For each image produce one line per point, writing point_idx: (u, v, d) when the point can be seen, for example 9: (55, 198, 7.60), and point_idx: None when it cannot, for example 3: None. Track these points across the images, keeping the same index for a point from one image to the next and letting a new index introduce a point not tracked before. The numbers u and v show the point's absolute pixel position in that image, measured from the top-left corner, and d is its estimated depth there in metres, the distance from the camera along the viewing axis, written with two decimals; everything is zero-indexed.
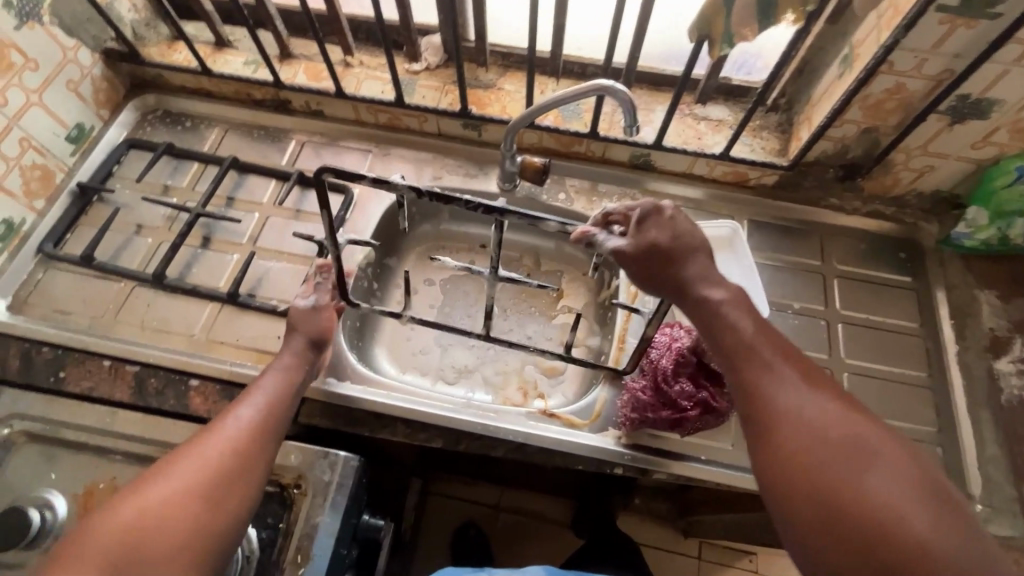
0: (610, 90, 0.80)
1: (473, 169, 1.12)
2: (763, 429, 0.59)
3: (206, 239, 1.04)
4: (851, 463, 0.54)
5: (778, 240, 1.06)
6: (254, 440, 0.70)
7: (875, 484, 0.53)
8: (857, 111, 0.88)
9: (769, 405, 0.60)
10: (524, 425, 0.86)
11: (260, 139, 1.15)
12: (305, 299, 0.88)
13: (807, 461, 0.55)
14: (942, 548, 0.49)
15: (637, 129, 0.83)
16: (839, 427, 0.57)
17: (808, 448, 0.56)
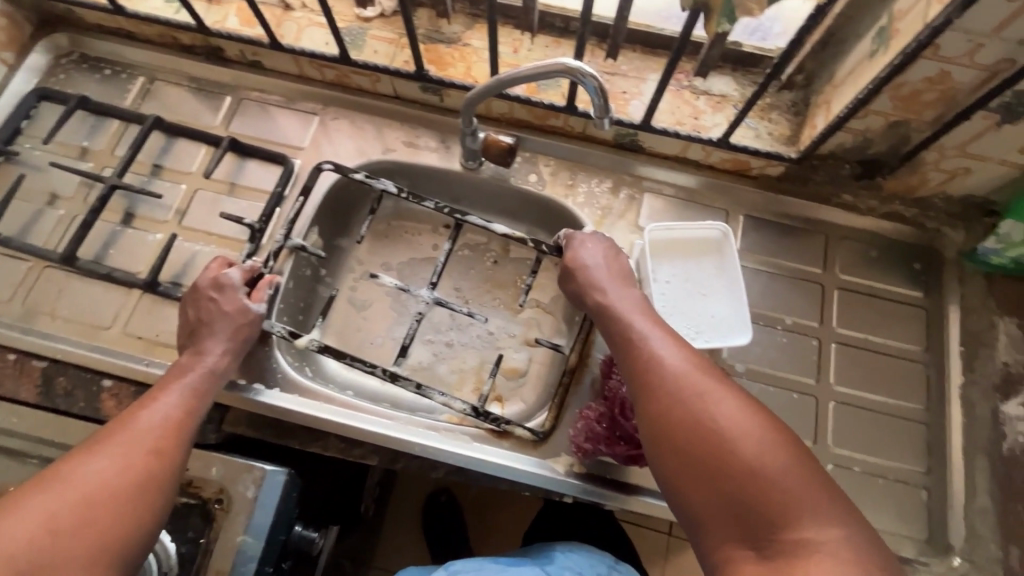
0: (579, 73, 0.65)
1: (434, 141, 0.97)
2: (648, 398, 0.61)
3: (127, 214, 0.92)
4: (721, 418, 0.56)
5: (777, 240, 0.93)
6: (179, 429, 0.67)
7: (721, 421, 0.56)
8: (886, 101, 0.72)
9: (651, 372, 0.62)
10: (466, 448, 0.79)
11: (191, 93, 1.00)
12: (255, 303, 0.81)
13: (685, 424, 0.57)
14: (803, 489, 0.52)
15: (610, 120, 0.70)
16: (690, 378, 0.61)
17: (685, 412, 0.58)
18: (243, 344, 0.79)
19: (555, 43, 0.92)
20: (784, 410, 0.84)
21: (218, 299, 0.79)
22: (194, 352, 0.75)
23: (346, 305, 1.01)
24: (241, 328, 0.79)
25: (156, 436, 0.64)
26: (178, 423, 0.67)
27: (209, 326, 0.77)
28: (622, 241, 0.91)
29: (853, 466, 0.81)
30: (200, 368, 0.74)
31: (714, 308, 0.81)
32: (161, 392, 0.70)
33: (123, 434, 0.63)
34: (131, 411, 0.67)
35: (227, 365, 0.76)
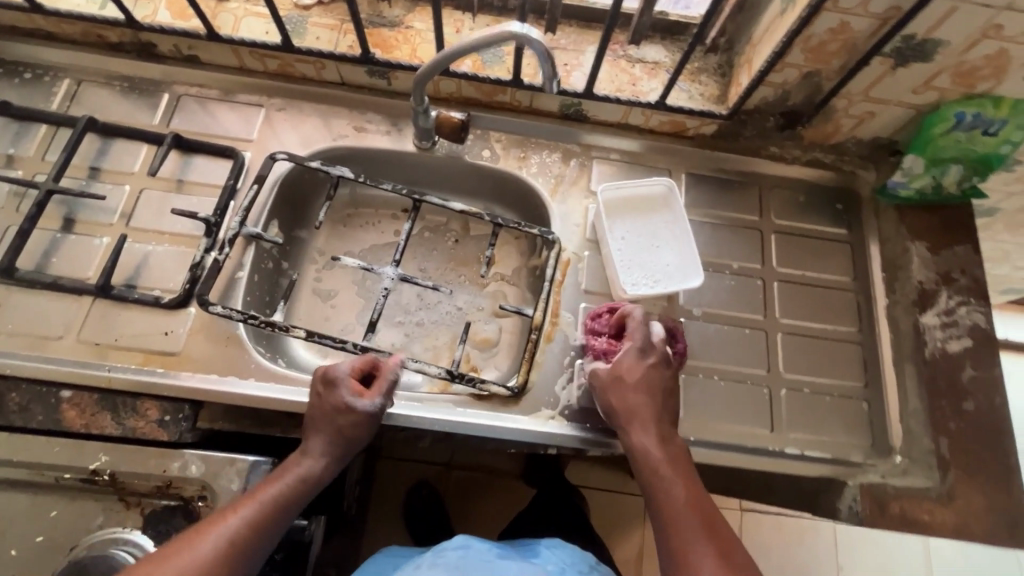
0: (525, 38, 0.69)
1: (385, 124, 0.98)
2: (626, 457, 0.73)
3: (67, 220, 0.87)
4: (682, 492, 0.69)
5: (717, 194, 1.00)
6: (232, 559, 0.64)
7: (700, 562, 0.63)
8: (798, 53, 0.80)
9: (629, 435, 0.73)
10: (448, 413, 0.81)
11: (125, 93, 0.96)
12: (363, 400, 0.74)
13: (656, 477, 0.70)
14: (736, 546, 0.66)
15: (558, 83, 0.73)
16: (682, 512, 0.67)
17: (651, 470, 0.70)
18: (345, 444, 0.74)
19: (496, 21, 0.96)
20: (738, 345, 0.91)
21: (324, 397, 0.75)
22: (298, 453, 0.73)
23: (311, 295, 1.00)
24: (342, 427, 0.73)
25: (202, 572, 0.62)
26: (229, 557, 0.64)
27: (309, 422, 0.74)
28: (577, 205, 0.96)
29: (803, 387, 0.89)
30: (290, 476, 0.71)
31: (668, 257, 0.88)
32: (241, 505, 0.67)
33: (176, 558, 0.62)
34: (202, 526, 0.66)
35: (326, 468, 0.73)
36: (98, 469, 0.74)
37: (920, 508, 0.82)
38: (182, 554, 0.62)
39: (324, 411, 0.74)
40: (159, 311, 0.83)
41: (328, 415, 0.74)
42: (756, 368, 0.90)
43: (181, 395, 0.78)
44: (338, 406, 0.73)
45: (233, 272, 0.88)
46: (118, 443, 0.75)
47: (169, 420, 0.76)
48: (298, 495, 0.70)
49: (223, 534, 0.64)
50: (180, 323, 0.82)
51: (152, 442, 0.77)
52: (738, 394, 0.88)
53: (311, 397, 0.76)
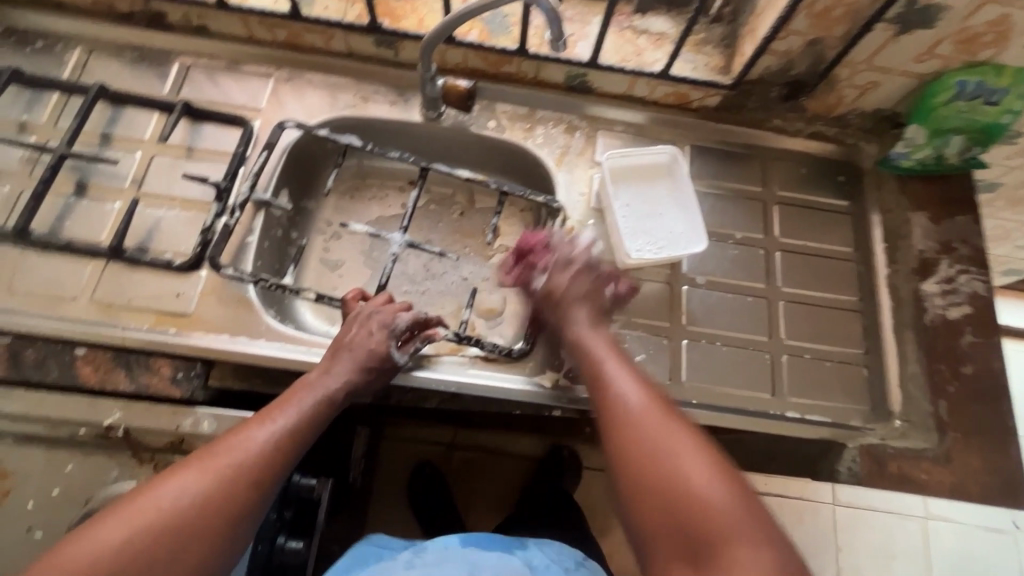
0: None
1: (392, 94, 0.99)
2: (615, 436, 0.67)
3: (80, 186, 0.89)
4: (686, 466, 0.62)
5: (720, 166, 1.01)
6: (270, 459, 0.66)
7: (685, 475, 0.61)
8: (803, 19, 0.81)
9: (615, 409, 0.69)
10: (456, 373, 0.84)
11: (135, 62, 0.97)
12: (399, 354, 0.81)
13: (641, 455, 0.64)
14: (733, 516, 0.58)
15: (565, 44, 0.74)
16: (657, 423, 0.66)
17: (638, 445, 0.65)
18: (368, 377, 0.78)
19: None
20: (740, 313, 0.92)
21: (376, 334, 0.79)
22: (323, 372, 0.76)
23: (318, 264, 1.02)
24: (374, 365, 0.78)
25: (249, 468, 0.64)
26: (272, 456, 0.66)
27: (343, 349, 0.78)
28: (582, 175, 0.97)
29: (804, 354, 0.91)
30: (318, 392, 0.74)
31: (672, 223, 0.89)
32: (276, 413, 0.69)
33: (219, 455, 0.64)
34: (233, 430, 0.67)
35: (348, 394, 0.76)
36: (113, 424, 0.76)
37: (916, 468, 0.84)
38: (221, 451, 0.64)
39: (372, 348, 0.78)
40: (171, 273, 0.84)
41: (376, 353, 0.78)
42: (758, 335, 0.91)
43: (193, 354, 0.80)
44: (386, 353, 0.78)
45: (243, 237, 0.89)
46: (132, 400, 0.77)
47: (181, 378, 0.78)
48: (327, 408, 0.74)
49: (257, 438, 0.66)
50: (192, 285, 0.84)
51: (164, 399, 0.78)
52: (741, 359, 0.89)
53: (357, 329, 0.80)
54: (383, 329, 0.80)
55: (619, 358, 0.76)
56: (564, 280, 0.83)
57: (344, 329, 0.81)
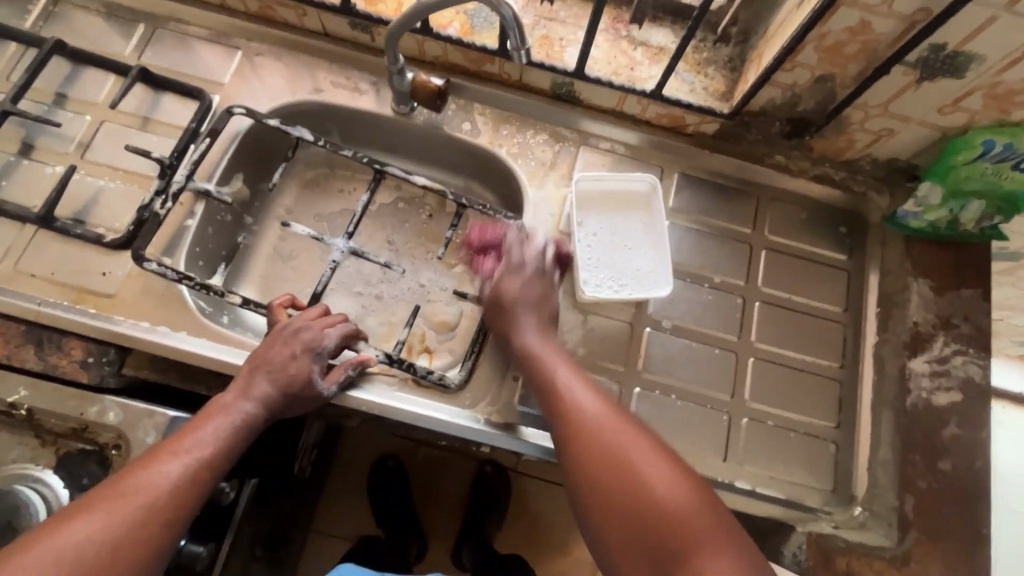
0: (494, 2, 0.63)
1: (364, 82, 0.92)
2: (576, 447, 0.63)
3: (23, 145, 0.85)
4: (651, 475, 0.58)
5: (710, 200, 0.92)
6: (183, 492, 0.63)
7: (644, 482, 0.58)
8: (812, 52, 0.71)
9: (574, 423, 0.65)
10: (381, 396, 0.79)
11: (101, 19, 0.92)
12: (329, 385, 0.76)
13: (601, 460, 0.61)
14: (705, 519, 0.55)
15: (526, 55, 0.68)
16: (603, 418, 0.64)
17: (600, 455, 0.61)
18: (286, 400, 0.74)
19: None
20: (704, 366, 0.84)
21: (300, 357, 0.75)
22: (239, 394, 0.72)
23: (268, 253, 0.96)
24: (292, 389, 0.74)
25: (159, 504, 0.61)
26: (185, 491, 0.63)
27: (262, 367, 0.74)
28: (554, 193, 0.90)
29: (767, 420, 0.83)
30: (234, 418, 0.70)
31: (638, 260, 0.81)
32: (188, 444, 0.66)
33: (125, 496, 0.60)
34: (140, 465, 0.63)
35: (265, 416, 0.73)
36: (16, 402, 0.72)
37: (870, 568, 0.76)
38: (130, 487, 0.61)
39: (293, 371, 0.74)
40: (101, 249, 0.80)
41: (298, 378, 0.74)
42: (720, 392, 0.83)
43: (108, 339, 0.76)
44: (307, 379, 0.74)
45: (183, 220, 0.84)
46: (38, 379, 0.73)
47: (91, 362, 0.74)
48: (246, 435, 0.71)
49: (169, 472, 0.63)
50: (119, 265, 0.79)
51: (70, 382, 0.74)
52: (696, 418, 0.82)
53: (279, 346, 0.75)
54: (306, 350, 0.76)
55: (571, 367, 0.72)
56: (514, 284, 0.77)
57: (266, 345, 0.76)
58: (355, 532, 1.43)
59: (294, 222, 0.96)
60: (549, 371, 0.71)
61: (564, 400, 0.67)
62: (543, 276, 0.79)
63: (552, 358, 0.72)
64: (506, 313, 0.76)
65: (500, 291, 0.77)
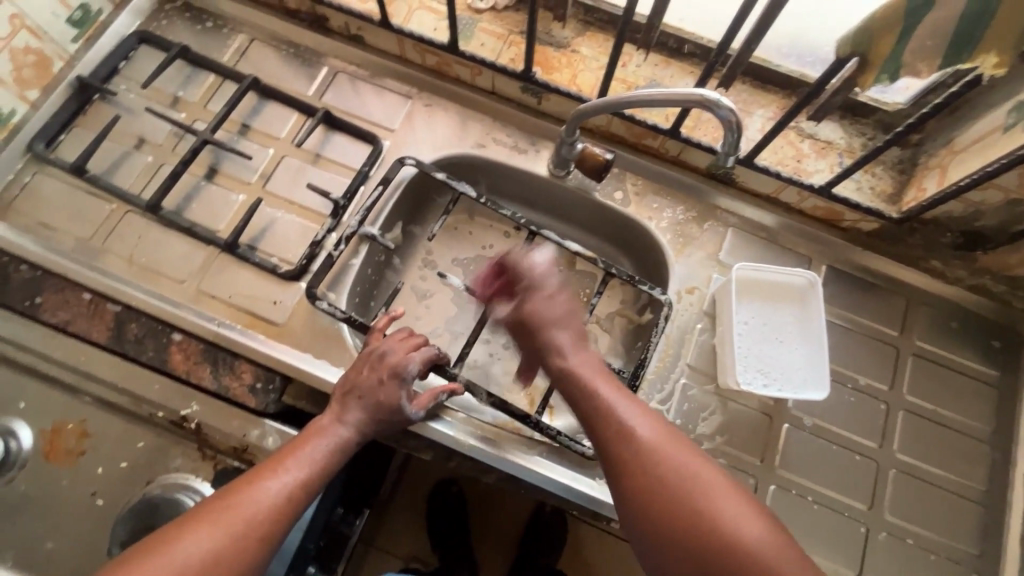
0: (715, 105, 0.63)
1: (524, 142, 0.95)
2: (621, 474, 0.62)
3: (211, 170, 0.92)
4: (719, 500, 0.58)
5: (856, 297, 0.91)
6: (285, 509, 0.68)
7: (711, 502, 0.58)
8: (1014, 179, 0.70)
9: (616, 449, 0.63)
10: (515, 456, 0.78)
11: (289, 58, 0.99)
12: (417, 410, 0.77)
13: (666, 490, 0.59)
14: (770, 553, 0.55)
15: (734, 157, 0.68)
16: (653, 431, 0.64)
17: (650, 470, 0.61)
18: (378, 422, 0.77)
19: (666, 63, 0.91)
20: (842, 470, 0.83)
21: (387, 382, 0.77)
22: (333, 418, 0.76)
23: (407, 291, 1.00)
24: (382, 411, 0.77)
25: (263, 520, 0.66)
26: (283, 507, 0.68)
27: (353, 393, 0.77)
28: (700, 272, 0.90)
29: (906, 538, 0.80)
30: (330, 441, 0.74)
31: (793, 358, 0.80)
32: (287, 463, 0.71)
33: (231, 510, 0.65)
34: (245, 480, 0.68)
35: (358, 440, 0.76)
36: (188, 416, 0.78)
37: None
38: (244, 499, 0.66)
39: (382, 397, 0.76)
40: (274, 279, 0.85)
41: (385, 402, 0.77)
42: (856, 500, 0.81)
43: (275, 368, 0.80)
44: (396, 403, 0.76)
45: (347, 259, 0.89)
46: (211, 397, 0.78)
47: (259, 389, 0.78)
48: (339, 457, 0.74)
49: (275, 487, 0.68)
50: (289, 295, 0.85)
51: (237, 404, 0.79)
52: (831, 524, 0.80)
53: (368, 370, 0.78)
54: (394, 373, 0.78)
55: (614, 386, 0.70)
56: (541, 304, 0.77)
57: (355, 370, 0.79)
58: (407, 552, 1.41)
59: (446, 271, 1.00)
60: (593, 392, 0.69)
61: (607, 416, 0.66)
62: (567, 288, 0.80)
63: (598, 380, 0.70)
64: (542, 337, 0.75)
65: (533, 317, 0.77)
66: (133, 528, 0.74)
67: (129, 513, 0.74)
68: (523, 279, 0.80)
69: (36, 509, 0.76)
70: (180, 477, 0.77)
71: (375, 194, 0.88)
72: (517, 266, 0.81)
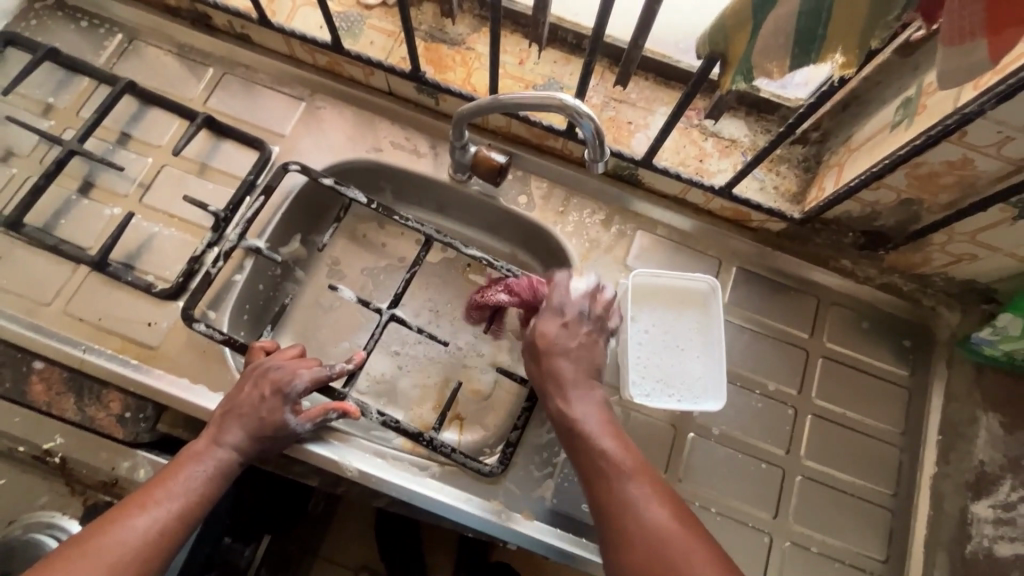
0: (578, 115, 0.63)
1: (423, 145, 0.91)
2: (594, 503, 0.61)
3: (85, 182, 0.85)
4: (691, 561, 0.54)
5: (767, 299, 0.88)
6: (156, 549, 0.58)
7: (683, 566, 0.54)
8: (901, 177, 0.68)
9: (601, 494, 0.61)
10: (410, 480, 0.74)
11: (172, 58, 0.93)
12: (298, 421, 0.70)
13: (647, 556, 0.55)
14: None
15: (601, 166, 0.67)
16: (645, 501, 0.59)
17: (624, 505, 0.59)
18: (263, 444, 0.69)
19: (565, 60, 0.87)
20: (747, 479, 0.80)
21: (269, 400, 0.69)
22: (212, 441, 0.67)
23: (310, 304, 0.94)
24: (265, 432, 0.68)
25: (125, 564, 0.56)
26: (156, 546, 0.58)
27: (233, 412, 0.69)
28: (606, 277, 0.87)
29: (811, 546, 0.79)
30: (209, 466, 0.65)
31: (692, 366, 0.78)
32: (161, 493, 0.61)
33: (89, 556, 0.55)
34: (107, 518, 0.58)
35: (241, 464, 0.68)
36: (51, 450, 0.73)
37: None
38: (100, 542, 0.56)
39: (263, 416, 0.69)
40: (149, 298, 0.80)
41: (268, 422, 0.69)
42: (762, 511, 0.79)
43: (146, 395, 0.75)
44: (278, 423, 0.69)
45: (231, 274, 0.84)
46: (77, 429, 0.74)
47: (128, 418, 0.74)
48: (221, 485, 0.65)
49: (143, 524, 0.58)
50: (164, 316, 0.79)
51: (104, 435, 0.73)
52: (735, 536, 0.78)
53: (250, 388, 0.70)
54: (276, 392, 0.70)
55: (603, 417, 0.68)
56: (552, 329, 0.73)
57: (237, 387, 0.71)
58: (357, 561, 1.25)
59: (339, 284, 0.93)
60: (592, 443, 0.64)
61: (586, 449, 0.64)
62: (596, 323, 0.75)
63: (599, 432, 0.65)
64: (547, 364, 0.71)
65: (541, 338, 0.72)
66: None
67: None
68: (550, 302, 0.75)
69: None
70: (43, 516, 0.71)
71: (258, 204, 0.82)
72: (552, 291, 0.75)
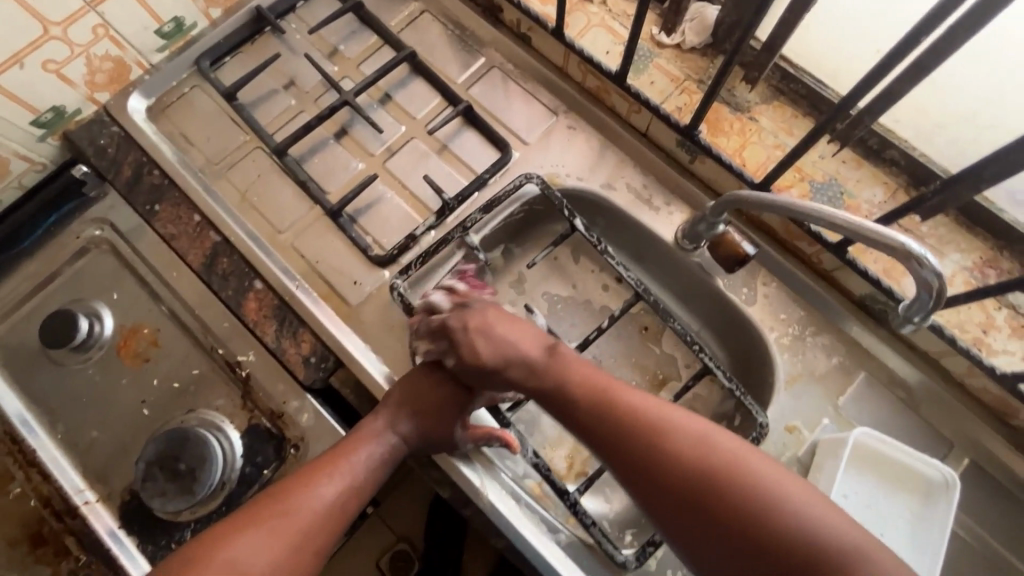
0: (924, 265, 0.57)
1: (659, 198, 0.85)
2: (617, 447, 0.60)
3: (342, 130, 0.91)
4: (704, 443, 0.57)
5: (998, 511, 0.73)
6: (335, 519, 0.62)
7: (678, 443, 0.57)
8: None
9: (616, 433, 0.60)
10: (547, 536, 0.72)
11: (451, 38, 0.96)
12: (467, 438, 0.70)
13: (650, 446, 0.58)
14: (792, 498, 0.53)
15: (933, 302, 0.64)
16: (629, 395, 0.62)
17: (656, 445, 0.58)
18: (428, 442, 0.70)
19: (856, 164, 0.78)
20: None
21: (446, 406, 0.70)
22: (388, 425, 0.68)
23: None
24: (435, 432, 0.69)
25: (315, 530, 0.60)
26: (336, 518, 0.62)
27: (408, 403, 0.70)
28: (808, 409, 0.77)
29: None
30: (383, 448, 0.67)
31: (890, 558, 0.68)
32: (342, 467, 0.64)
33: (285, 517, 0.59)
34: (297, 482, 0.62)
35: (405, 452, 0.69)
36: (243, 363, 0.80)
37: None
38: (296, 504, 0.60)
39: (438, 417, 0.69)
40: (362, 259, 0.84)
41: (440, 426, 0.69)
42: None
43: (331, 346, 0.78)
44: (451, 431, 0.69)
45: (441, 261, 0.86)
46: (268, 354, 0.80)
47: (311, 363, 0.78)
48: (389, 468, 0.68)
49: (329, 496, 0.62)
50: (370, 280, 0.83)
51: (288, 370, 0.79)
52: None
53: (429, 383, 0.71)
54: (454, 400, 0.70)
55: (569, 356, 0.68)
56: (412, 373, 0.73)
57: (413, 379, 0.72)
58: None
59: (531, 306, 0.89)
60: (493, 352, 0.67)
61: (584, 388, 0.64)
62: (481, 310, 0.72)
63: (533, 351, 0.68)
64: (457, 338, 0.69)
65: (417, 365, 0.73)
66: (161, 451, 0.73)
67: (164, 433, 0.74)
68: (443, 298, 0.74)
69: (90, 398, 0.81)
70: (212, 416, 0.78)
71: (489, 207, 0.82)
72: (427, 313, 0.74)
